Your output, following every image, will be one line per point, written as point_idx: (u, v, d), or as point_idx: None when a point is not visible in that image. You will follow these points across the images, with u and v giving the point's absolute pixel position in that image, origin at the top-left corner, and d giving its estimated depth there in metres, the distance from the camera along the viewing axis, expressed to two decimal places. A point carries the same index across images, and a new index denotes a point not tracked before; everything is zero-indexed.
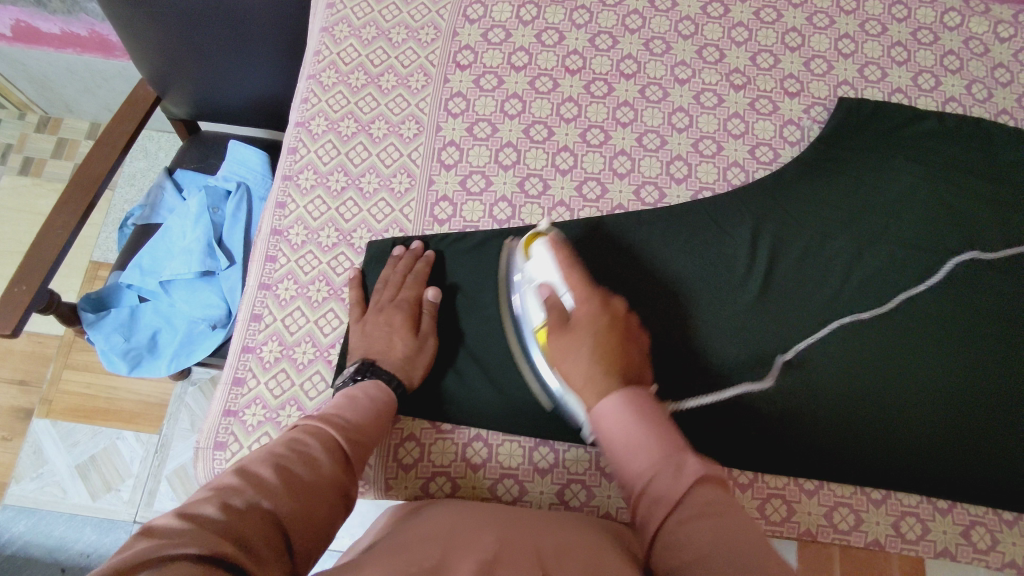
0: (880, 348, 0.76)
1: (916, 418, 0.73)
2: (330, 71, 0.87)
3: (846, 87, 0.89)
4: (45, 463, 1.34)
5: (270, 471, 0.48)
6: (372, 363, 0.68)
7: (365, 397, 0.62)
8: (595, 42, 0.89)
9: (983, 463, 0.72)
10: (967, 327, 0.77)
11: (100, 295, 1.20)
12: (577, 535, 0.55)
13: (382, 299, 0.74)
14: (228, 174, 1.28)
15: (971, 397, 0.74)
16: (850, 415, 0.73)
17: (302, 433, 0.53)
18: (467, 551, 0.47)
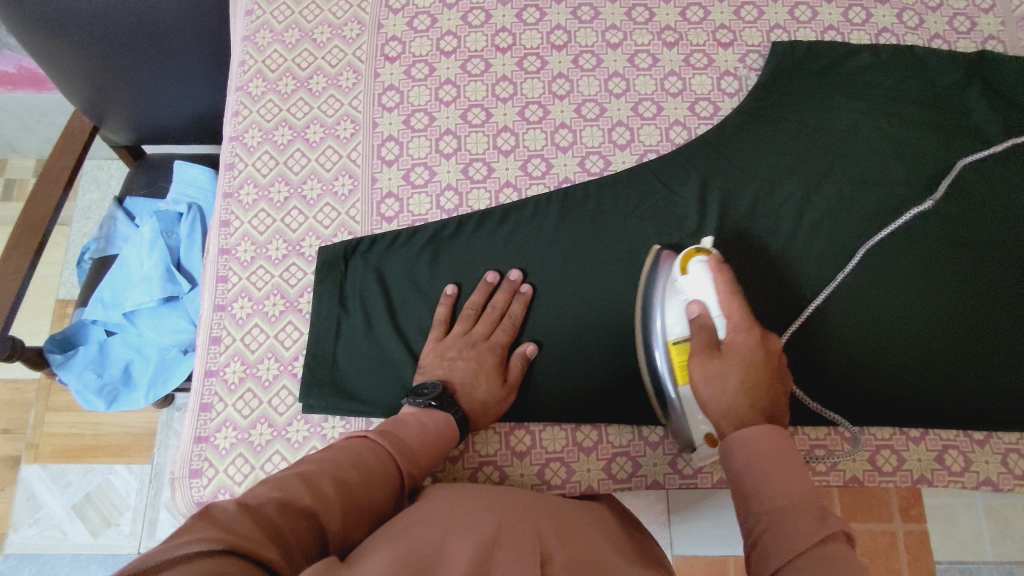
0: (845, 288, 0.77)
1: (886, 351, 0.74)
2: (257, 80, 0.86)
3: (778, 31, 0.88)
4: (40, 507, 1.34)
5: (328, 482, 0.49)
6: (452, 394, 0.67)
7: (436, 427, 0.62)
8: (522, 17, 0.88)
9: (953, 388, 0.73)
10: (926, 256, 0.78)
11: (66, 335, 1.20)
12: (580, 525, 0.58)
13: (475, 333, 0.73)
14: (177, 196, 1.26)
15: (937, 324, 0.75)
16: (821, 358, 0.74)
17: (367, 450, 0.54)
18: (473, 531, 0.47)
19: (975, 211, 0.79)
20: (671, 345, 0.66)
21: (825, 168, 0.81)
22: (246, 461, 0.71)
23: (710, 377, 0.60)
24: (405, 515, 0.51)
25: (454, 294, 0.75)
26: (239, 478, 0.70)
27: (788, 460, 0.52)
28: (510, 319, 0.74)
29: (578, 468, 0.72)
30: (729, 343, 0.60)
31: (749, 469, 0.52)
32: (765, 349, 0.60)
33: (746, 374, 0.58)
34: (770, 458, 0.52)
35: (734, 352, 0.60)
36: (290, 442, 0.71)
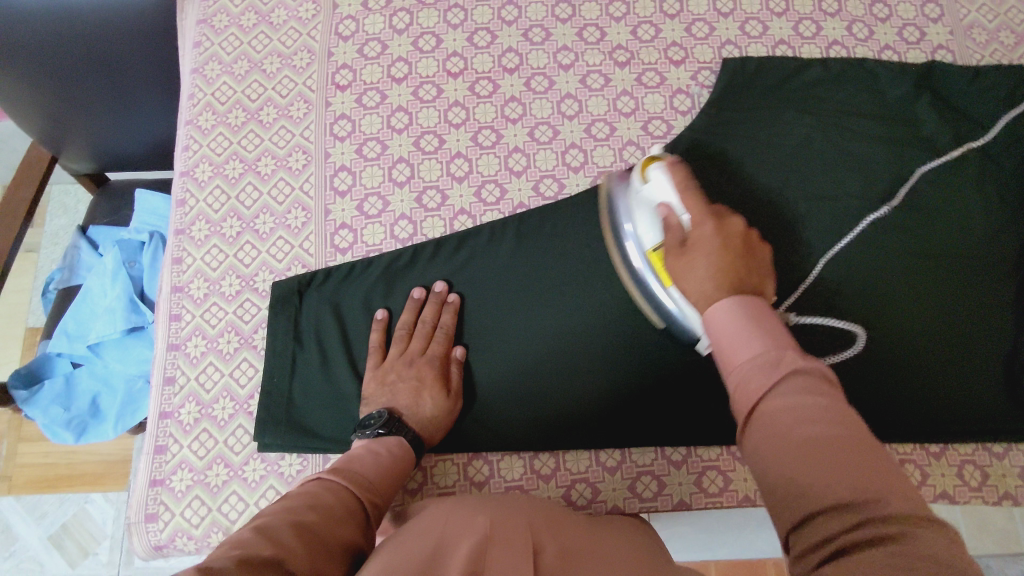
0: (802, 304, 0.77)
1: (843, 364, 0.75)
2: (207, 113, 0.85)
3: (730, 48, 0.88)
4: (15, 540, 1.32)
5: (286, 528, 0.46)
6: (399, 417, 0.68)
7: (387, 455, 0.62)
8: (473, 41, 0.88)
9: (908, 402, 0.74)
10: (882, 272, 0.78)
11: (29, 370, 1.16)
12: (576, 531, 0.56)
13: (411, 350, 0.73)
14: (140, 226, 1.25)
15: (893, 339, 0.76)
16: None
17: (321, 489, 0.53)
18: (465, 531, 0.47)
19: (926, 221, 0.80)
20: (648, 254, 0.67)
21: (780, 185, 0.82)
22: (203, 502, 0.70)
23: (682, 270, 0.58)
24: (400, 536, 0.49)
25: (385, 318, 0.75)
26: (196, 520, 0.70)
27: (768, 322, 0.49)
28: (443, 330, 0.74)
29: (538, 496, 0.73)
30: (692, 238, 0.59)
31: (723, 329, 0.49)
32: (721, 233, 0.59)
33: (713, 256, 0.56)
34: (747, 316, 0.49)
35: (699, 243, 0.58)
36: (246, 482, 0.71)
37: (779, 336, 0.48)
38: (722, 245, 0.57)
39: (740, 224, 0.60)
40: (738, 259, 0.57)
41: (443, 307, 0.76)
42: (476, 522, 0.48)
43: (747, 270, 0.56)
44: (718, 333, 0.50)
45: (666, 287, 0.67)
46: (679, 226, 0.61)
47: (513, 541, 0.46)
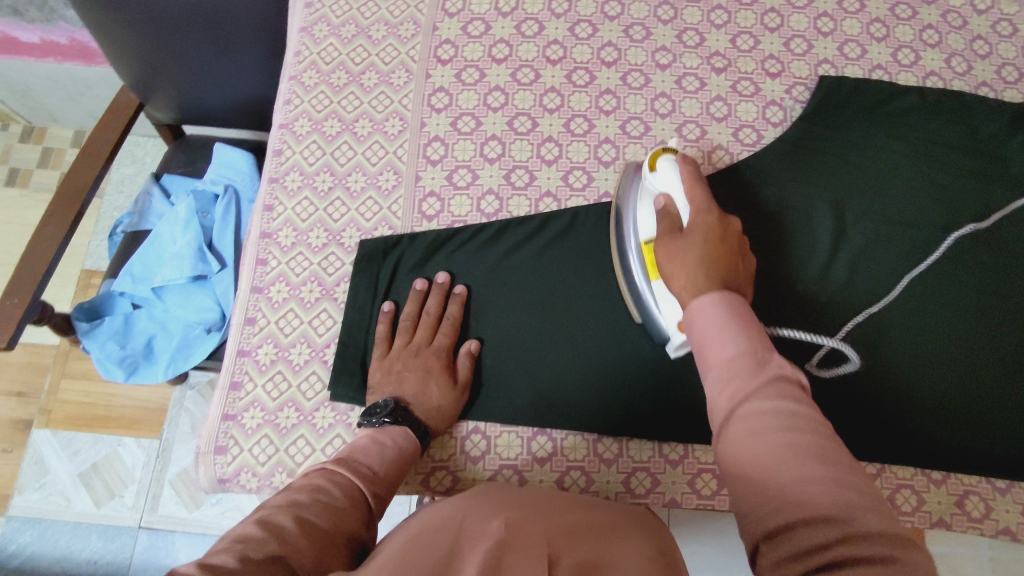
0: (875, 320, 0.77)
1: (902, 389, 0.75)
2: (311, 71, 0.87)
3: (827, 66, 0.88)
4: (47, 473, 1.39)
5: (291, 522, 0.47)
6: (405, 405, 0.68)
7: (392, 446, 0.62)
8: (575, 31, 0.89)
9: (963, 437, 0.73)
10: (951, 304, 0.78)
11: (93, 304, 1.21)
12: (588, 523, 0.56)
13: (417, 341, 0.74)
14: (215, 177, 1.28)
15: (954, 373, 0.75)
16: (846, 388, 0.75)
17: (326, 481, 0.53)
18: (479, 538, 0.47)
19: (1002, 259, 0.80)
20: (642, 245, 0.72)
21: (864, 204, 0.82)
22: (270, 442, 0.72)
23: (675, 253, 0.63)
24: (407, 534, 0.50)
25: (392, 309, 0.76)
26: (262, 458, 0.71)
27: (746, 321, 0.54)
28: (447, 320, 0.76)
29: (598, 479, 0.72)
30: (692, 223, 0.65)
31: (705, 326, 0.54)
32: (720, 231, 0.64)
33: (705, 241, 0.63)
34: (733, 316, 0.54)
35: (695, 230, 0.64)
36: (315, 427, 0.73)
37: (763, 340, 0.52)
38: (716, 237, 0.63)
39: (734, 223, 0.66)
40: (728, 251, 0.63)
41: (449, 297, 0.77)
42: (488, 525, 0.49)
43: (735, 266, 0.62)
44: (703, 330, 0.55)
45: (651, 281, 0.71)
46: (677, 218, 0.67)
47: (528, 543, 0.47)
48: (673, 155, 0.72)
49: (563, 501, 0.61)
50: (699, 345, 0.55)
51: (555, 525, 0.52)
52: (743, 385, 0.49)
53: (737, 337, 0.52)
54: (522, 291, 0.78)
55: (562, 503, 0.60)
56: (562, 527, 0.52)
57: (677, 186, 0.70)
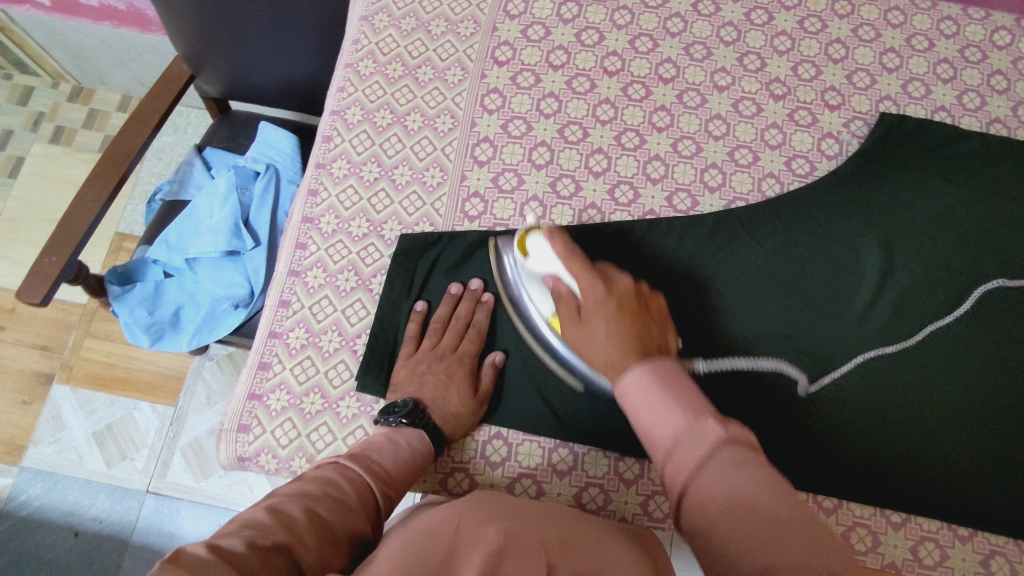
0: (905, 366, 0.75)
1: (913, 438, 0.72)
2: (368, 60, 0.88)
3: (888, 102, 0.86)
4: (62, 429, 1.41)
5: (301, 516, 0.48)
6: (423, 408, 0.68)
7: (406, 447, 0.63)
8: (635, 44, 0.89)
9: (967, 498, 0.70)
10: (979, 366, 0.75)
11: (127, 268, 1.22)
12: (583, 532, 0.57)
13: (443, 345, 0.74)
14: (257, 155, 1.28)
15: (971, 435, 0.73)
16: (871, 431, 0.73)
17: (339, 476, 0.55)
18: (478, 543, 0.48)
19: None
20: (550, 322, 0.71)
21: (911, 248, 0.80)
22: (293, 426, 0.72)
23: (584, 343, 0.62)
24: (409, 533, 0.51)
25: (425, 310, 0.76)
26: (284, 442, 0.72)
27: (676, 386, 0.53)
28: (475, 326, 0.75)
29: (617, 499, 0.71)
30: (585, 309, 0.63)
31: (642, 403, 0.53)
32: (611, 294, 0.63)
33: (609, 323, 0.60)
34: (663, 382, 0.53)
35: (594, 312, 0.62)
36: (339, 416, 0.73)
37: (695, 402, 0.52)
38: (615, 308, 0.61)
39: (625, 281, 0.66)
40: (633, 317, 0.61)
41: (479, 305, 0.77)
42: (485, 530, 0.50)
43: (646, 328, 0.61)
44: (639, 405, 0.53)
45: None
46: (572, 296, 0.65)
47: (524, 549, 0.47)
48: (537, 232, 0.72)
49: (562, 510, 0.62)
50: (638, 423, 0.53)
51: (550, 534, 0.53)
52: (689, 462, 0.48)
53: (674, 406, 0.51)
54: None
55: (564, 513, 0.61)
56: (556, 536, 0.53)
57: (558, 263, 0.68)
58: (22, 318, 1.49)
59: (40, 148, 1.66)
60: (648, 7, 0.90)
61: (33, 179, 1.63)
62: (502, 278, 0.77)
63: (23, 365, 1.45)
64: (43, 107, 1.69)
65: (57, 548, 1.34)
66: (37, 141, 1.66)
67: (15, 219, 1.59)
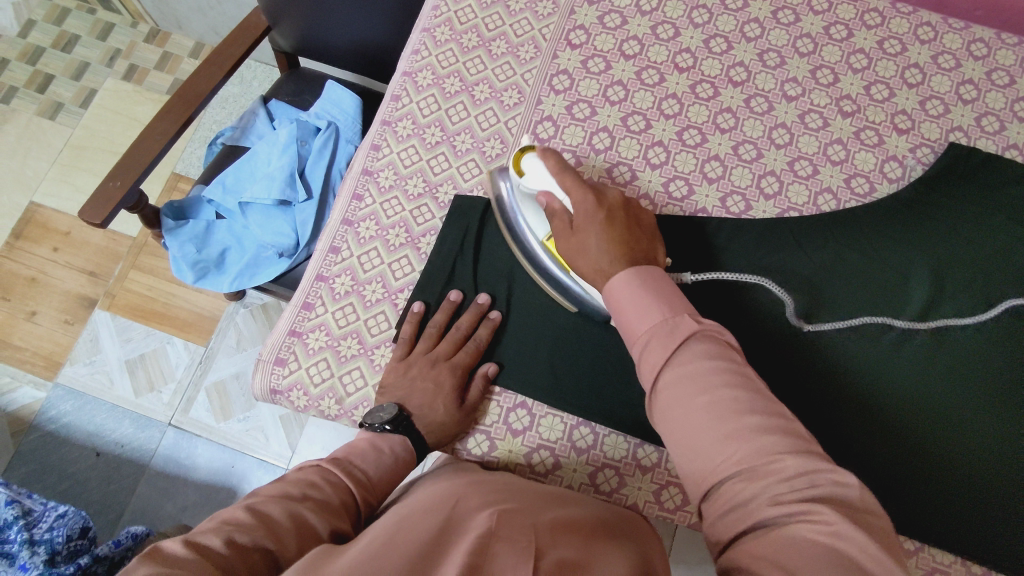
0: (934, 394, 0.74)
1: (928, 457, 0.71)
2: (445, 27, 0.89)
3: (959, 133, 0.85)
4: (98, 352, 1.46)
5: (282, 516, 0.49)
6: (408, 416, 0.68)
7: (389, 453, 0.63)
8: (709, 45, 0.89)
9: (971, 526, 0.69)
10: (1013, 407, 0.74)
11: (182, 205, 1.25)
12: (581, 519, 0.57)
13: (437, 352, 0.73)
14: (320, 111, 1.30)
15: (990, 466, 0.71)
16: (888, 450, 0.72)
17: (320, 479, 0.56)
18: (467, 527, 0.48)
19: None
20: (545, 243, 0.72)
21: (961, 280, 0.79)
22: (327, 366, 0.75)
23: (577, 253, 0.64)
24: (402, 514, 0.51)
25: (421, 312, 0.75)
26: (317, 380, 0.74)
27: (663, 285, 0.58)
28: (472, 341, 0.74)
29: (631, 483, 0.72)
30: (575, 220, 0.64)
31: (628, 299, 0.57)
32: (602, 207, 0.64)
33: (599, 232, 0.63)
34: (644, 285, 0.57)
35: (584, 225, 0.64)
36: (372, 364, 0.75)
37: (674, 301, 0.57)
38: (604, 221, 0.63)
39: (615, 195, 0.66)
40: (623, 228, 0.63)
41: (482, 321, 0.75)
42: (477, 514, 0.51)
43: (632, 240, 0.63)
44: (623, 306, 0.58)
45: (566, 270, 0.71)
46: (564, 211, 0.66)
47: (515, 530, 0.48)
48: (533, 152, 0.72)
49: (561, 497, 0.62)
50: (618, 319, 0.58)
51: (545, 519, 0.53)
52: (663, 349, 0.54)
53: (652, 303, 0.56)
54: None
55: (561, 497, 0.62)
56: (551, 519, 0.53)
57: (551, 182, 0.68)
58: (75, 242, 1.55)
59: (113, 82, 1.71)
60: (728, 9, 0.91)
61: (102, 111, 1.68)
62: (500, 204, 0.77)
63: (70, 287, 1.51)
64: (121, 44, 1.75)
65: (78, 464, 1.39)
66: (110, 75, 1.72)
67: (80, 147, 1.65)
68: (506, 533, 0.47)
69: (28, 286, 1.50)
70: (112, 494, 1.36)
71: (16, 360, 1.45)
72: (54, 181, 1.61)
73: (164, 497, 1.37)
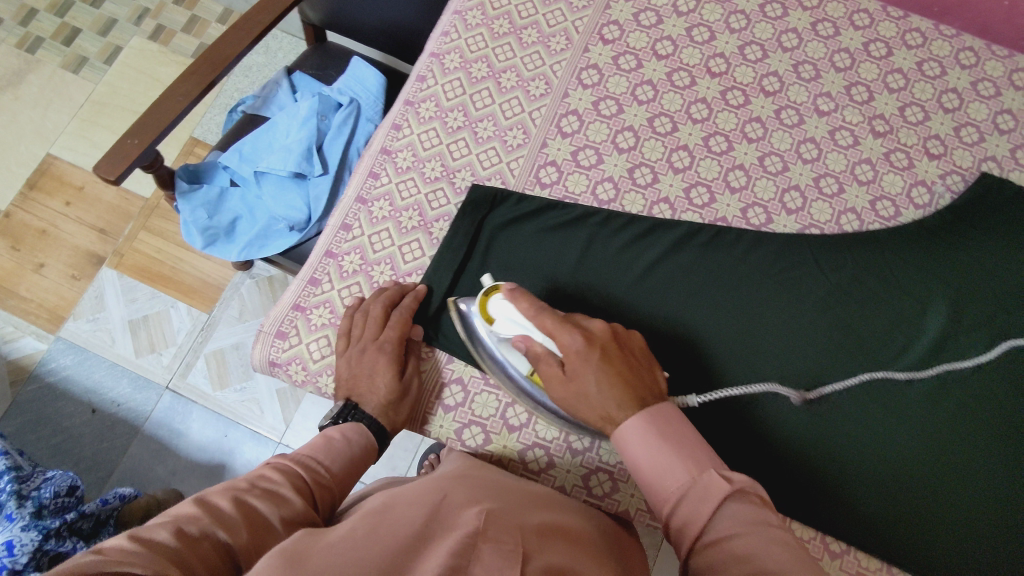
0: (932, 426, 0.73)
1: (918, 492, 0.70)
2: (477, 11, 0.88)
3: (992, 163, 0.83)
4: (102, 309, 1.46)
5: (229, 506, 0.49)
6: (355, 405, 0.67)
7: (340, 440, 0.63)
8: (744, 51, 0.87)
9: (962, 565, 0.69)
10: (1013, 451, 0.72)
11: (198, 169, 1.24)
12: (567, 524, 0.56)
13: (365, 337, 0.71)
14: (343, 87, 1.29)
15: (990, 510, 0.70)
16: (875, 476, 0.71)
17: (269, 470, 0.55)
18: (452, 524, 0.47)
19: None
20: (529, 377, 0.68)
21: (978, 314, 0.77)
22: (328, 343, 0.74)
23: (581, 406, 0.60)
24: (389, 506, 0.50)
25: (354, 302, 0.74)
26: (316, 356, 0.74)
27: (677, 433, 0.57)
28: (397, 311, 0.72)
29: (623, 490, 0.70)
30: (569, 364, 0.61)
31: (644, 453, 0.56)
32: (593, 345, 0.61)
33: (599, 374, 0.59)
34: (662, 433, 0.56)
35: (579, 369, 0.60)
36: None
37: (696, 457, 0.55)
38: (599, 361, 0.60)
39: (599, 326, 0.63)
40: (619, 366, 0.60)
41: (406, 292, 0.75)
42: (464, 512, 0.49)
43: (633, 375, 0.60)
44: (642, 458, 0.56)
45: None
46: (551, 355, 0.62)
47: (502, 531, 0.47)
48: (499, 294, 0.67)
49: (551, 501, 0.61)
50: (642, 477, 0.56)
51: (532, 521, 0.52)
52: (699, 511, 0.51)
53: (673, 460, 0.55)
54: (539, 269, 0.77)
55: (550, 501, 0.61)
56: (538, 523, 0.52)
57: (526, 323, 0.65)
58: (88, 198, 1.54)
59: (139, 41, 1.70)
60: (767, 17, 0.89)
61: (126, 70, 1.68)
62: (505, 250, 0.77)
63: (79, 242, 1.50)
64: (149, 4, 1.74)
65: (72, 419, 1.38)
66: (137, 34, 1.71)
67: (101, 103, 1.64)
68: (493, 533, 0.46)
69: (38, 238, 1.50)
70: (104, 453, 1.36)
71: (20, 311, 1.44)
72: (72, 135, 1.61)
73: (155, 460, 1.36)
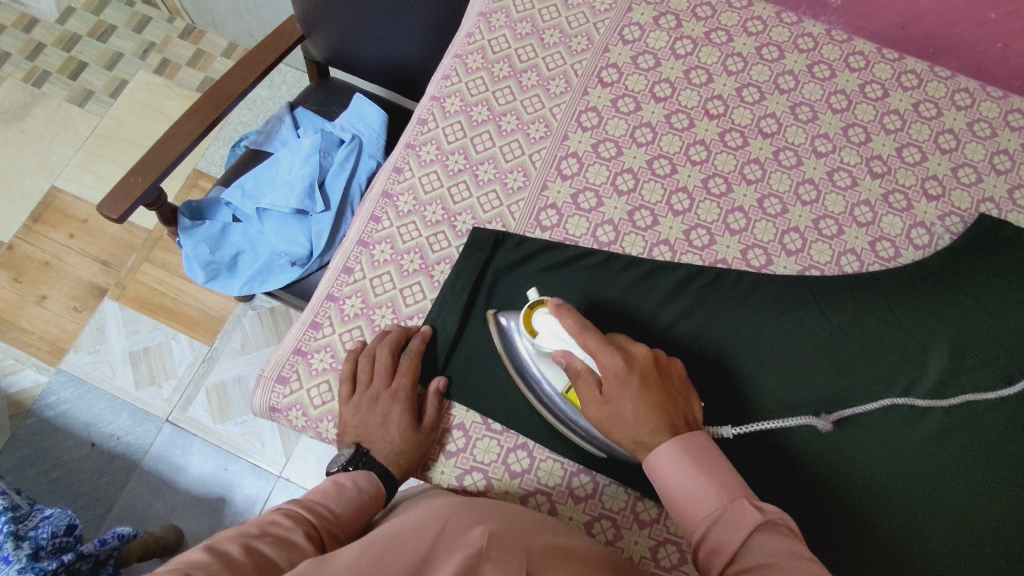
0: (938, 464, 0.72)
1: (928, 530, 0.69)
2: (477, 55, 0.89)
3: (990, 205, 0.83)
4: (103, 342, 1.46)
5: (238, 552, 0.48)
6: (368, 451, 0.67)
7: (352, 488, 0.63)
8: (741, 93, 0.88)
9: None
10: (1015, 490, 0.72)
11: (201, 206, 1.25)
12: (572, 547, 0.55)
13: (376, 386, 0.70)
14: (345, 124, 1.30)
15: (998, 550, 0.69)
16: (884, 510, 0.70)
17: (279, 515, 0.55)
18: (456, 546, 0.46)
19: None
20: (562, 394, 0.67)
21: (981, 354, 0.76)
22: (329, 388, 0.74)
23: (612, 426, 0.60)
24: (391, 533, 0.50)
25: (359, 345, 0.74)
26: (317, 402, 0.74)
27: (710, 462, 0.57)
28: (408, 356, 0.72)
29: (627, 537, 0.69)
30: (606, 386, 0.60)
31: (673, 475, 0.57)
32: (633, 369, 0.60)
33: (636, 399, 0.59)
34: (695, 461, 0.57)
35: (617, 390, 0.60)
36: None
37: (728, 484, 0.56)
38: (638, 388, 0.59)
39: (643, 351, 0.62)
40: (660, 391, 0.60)
41: (415, 335, 0.75)
42: (468, 534, 0.49)
43: (668, 399, 0.60)
44: (673, 484, 0.57)
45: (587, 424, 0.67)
46: (591, 372, 0.62)
47: (506, 553, 0.46)
48: (544, 308, 0.68)
49: (554, 525, 0.60)
50: (674, 503, 0.57)
51: (536, 543, 0.51)
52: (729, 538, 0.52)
53: (706, 486, 0.56)
54: None
55: (550, 525, 0.59)
56: (542, 545, 0.51)
57: (570, 340, 0.64)
58: (92, 230, 1.55)
59: (144, 75, 1.73)
60: (763, 59, 0.90)
61: (131, 103, 1.70)
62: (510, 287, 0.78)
63: (82, 275, 1.51)
64: (155, 39, 1.77)
65: (71, 453, 1.38)
66: (142, 68, 1.73)
67: (106, 136, 1.66)
68: (496, 555, 0.45)
69: (41, 270, 1.51)
70: (102, 488, 1.35)
71: (21, 343, 1.44)
72: (77, 168, 1.62)
73: (153, 496, 1.35)
